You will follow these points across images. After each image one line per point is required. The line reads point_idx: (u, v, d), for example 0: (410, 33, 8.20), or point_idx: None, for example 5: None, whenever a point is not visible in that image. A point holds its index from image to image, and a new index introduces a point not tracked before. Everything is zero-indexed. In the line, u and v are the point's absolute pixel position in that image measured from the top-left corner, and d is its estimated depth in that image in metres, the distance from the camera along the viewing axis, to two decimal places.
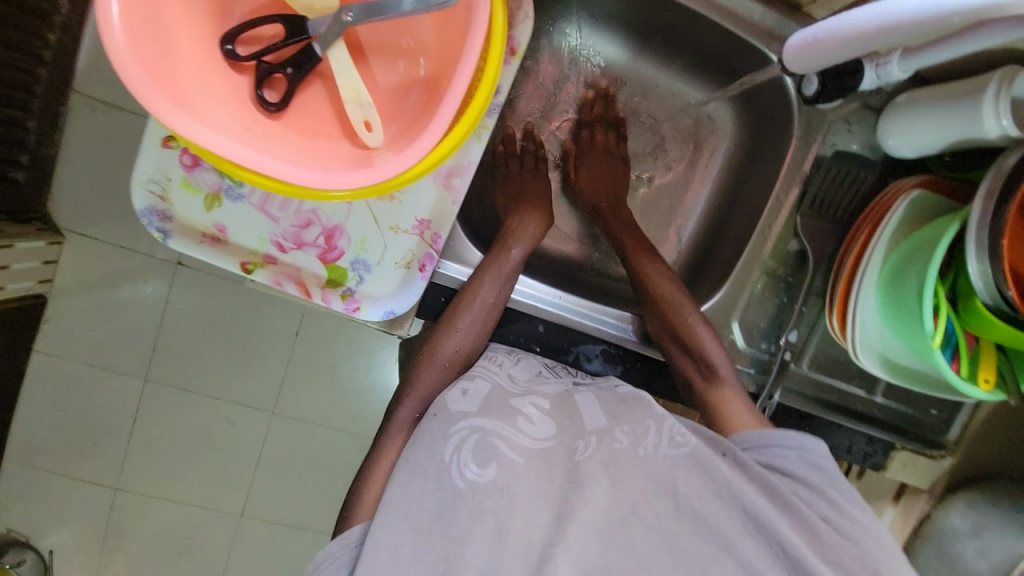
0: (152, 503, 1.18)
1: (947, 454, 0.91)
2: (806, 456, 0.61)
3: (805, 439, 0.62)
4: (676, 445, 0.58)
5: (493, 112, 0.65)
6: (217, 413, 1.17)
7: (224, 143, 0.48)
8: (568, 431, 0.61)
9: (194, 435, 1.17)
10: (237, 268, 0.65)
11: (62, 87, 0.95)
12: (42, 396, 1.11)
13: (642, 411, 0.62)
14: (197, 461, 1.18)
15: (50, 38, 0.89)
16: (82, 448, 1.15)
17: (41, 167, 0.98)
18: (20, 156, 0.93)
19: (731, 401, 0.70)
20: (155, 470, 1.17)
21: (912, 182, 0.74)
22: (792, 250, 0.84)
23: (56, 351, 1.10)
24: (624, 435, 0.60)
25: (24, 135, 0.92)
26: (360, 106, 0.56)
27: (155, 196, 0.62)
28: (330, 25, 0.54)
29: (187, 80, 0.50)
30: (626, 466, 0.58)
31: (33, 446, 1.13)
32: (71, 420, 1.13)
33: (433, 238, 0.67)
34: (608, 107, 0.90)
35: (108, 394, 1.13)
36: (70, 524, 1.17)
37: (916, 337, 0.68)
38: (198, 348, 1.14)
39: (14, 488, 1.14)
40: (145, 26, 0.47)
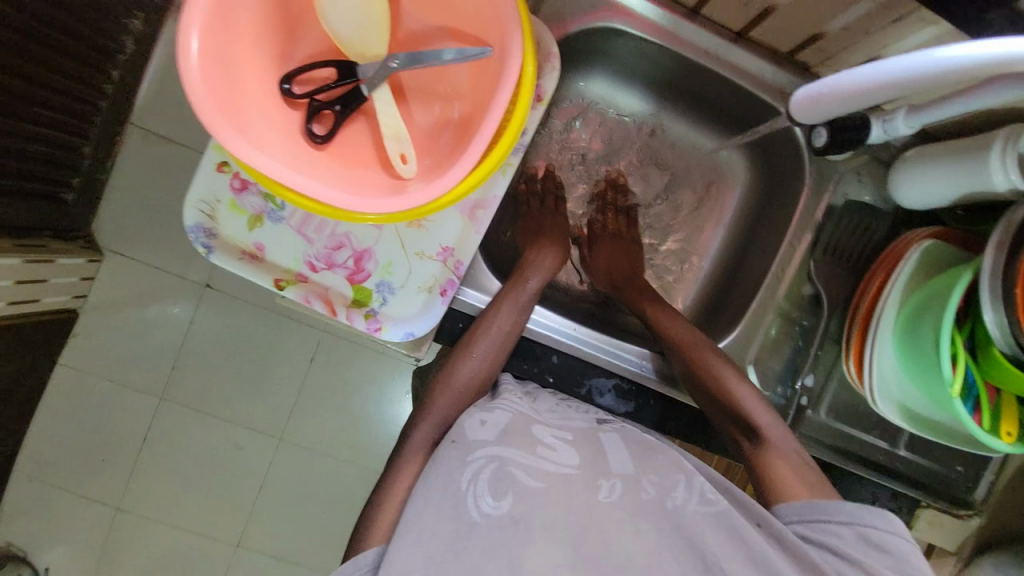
0: (154, 525, 1.18)
1: (975, 514, 0.87)
2: (864, 535, 0.56)
3: (867, 514, 0.58)
4: (707, 502, 0.59)
5: (518, 151, 0.69)
6: (227, 434, 1.18)
7: (276, 168, 0.53)
8: (592, 468, 0.60)
9: (203, 455, 1.18)
10: (271, 284, 0.69)
11: (119, 119, 1.05)
12: (61, 409, 1.14)
13: (670, 463, 0.63)
14: (203, 483, 1.18)
15: (113, 74, 0.98)
16: (93, 463, 1.16)
17: (91, 190, 1.06)
18: (73, 179, 1.01)
19: (778, 462, 0.68)
20: (161, 490, 1.18)
21: (924, 233, 0.76)
22: (807, 294, 0.85)
23: (82, 365, 1.14)
24: (650, 485, 0.60)
25: (79, 160, 1.00)
26: (398, 141, 0.61)
27: (204, 215, 0.67)
28: (377, 70, 0.60)
29: (246, 111, 0.56)
30: (652, 517, 0.57)
31: (45, 458, 1.15)
32: (86, 435, 1.16)
33: (456, 265, 0.71)
34: (619, 195, 0.96)
35: (125, 409, 1.16)
36: (70, 542, 1.17)
37: (938, 386, 0.68)
38: (217, 367, 1.17)
39: (21, 501, 1.15)
40: (218, 64, 0.54)
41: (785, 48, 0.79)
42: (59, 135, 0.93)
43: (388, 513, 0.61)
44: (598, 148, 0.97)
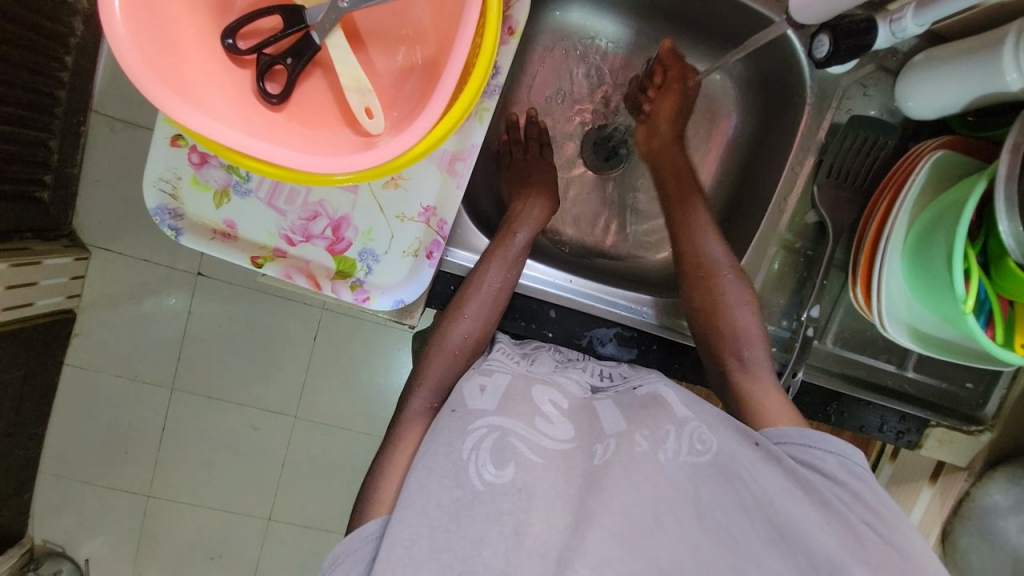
0: (183, 510, 1.21)
1: (986, 429, 0.87)
2: (848, 464, 0.59)
3: (847, 448, 0.60)
4: (696, 453, 0.58)
5: (493, 93, 0.64)
6: (241, 418, 1.19)
7: (227, 133, 0.49)
8: (587, 437, 0.60)
9: (220, 441, 1.19)
10: (247, 262, 0.65)
11: (81, 107, 0.98)
12: (73, 409, 1.15)
13: (662, 415, 0.61)
14: (224, 467, 1.20)
15: (66, 59, 0.91)
16: (113, 457, 1.17)
17: (65, 186, 1.01)
18: (44, 176, 0.96)
19: (764, 394, 0.67)
20: (184, 477, 1.20)
21: (935, 143, 0.71)
22: (811, 222, 0.81)
23: (85, 364, 1.13)
24: (643, 439, 0.58)
25: (48, 155, 0.95)
26: (360, 93, 0.55)
27: (166, 195, 0.63)
28: (327, 12, 0.54)
29: (188, 73, 0.50)
30: (647, 471, 0.57)
31: (66, 457, 1.16)
32: (103, 431, 1.16)
33: (439, 225, 0.67)
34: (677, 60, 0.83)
35: (138, 403, 1.16)
36: (104, 533, 1.20)
37: (948, 303, 0.65)
38: (220, 354, 1.16)
39: (50, 500, 1.17)
40: (147, 20, 0.48)
41: None
42: (19, 132, 0.88)
43: (393, 481, 0.61)
44: (584, 82, 0.90)
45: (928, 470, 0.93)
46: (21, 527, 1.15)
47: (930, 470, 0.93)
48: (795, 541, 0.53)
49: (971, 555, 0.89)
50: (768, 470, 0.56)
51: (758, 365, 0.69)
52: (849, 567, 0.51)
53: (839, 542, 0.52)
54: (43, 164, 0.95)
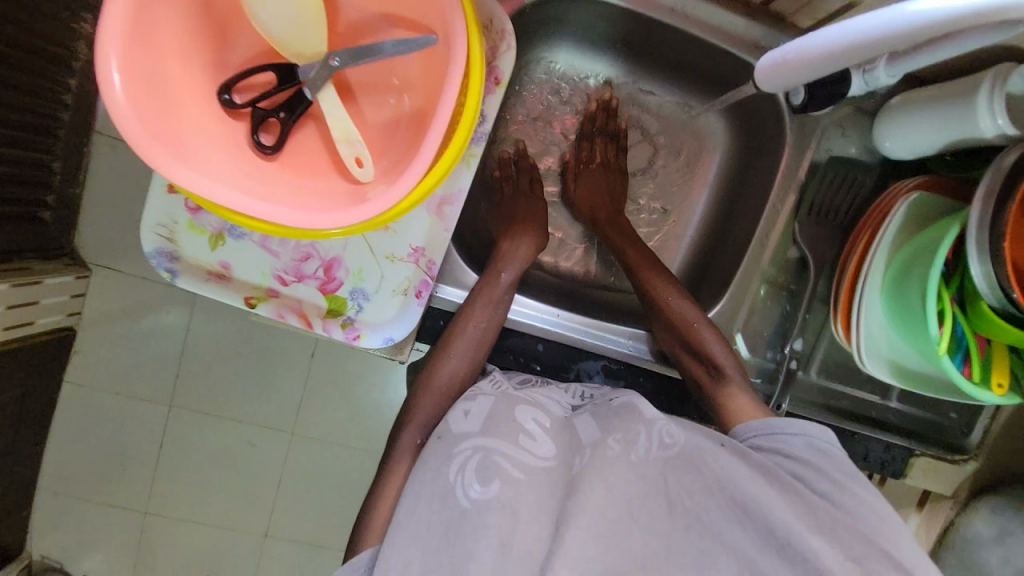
0: (180, 527, 1.21)
1: (969, 459, 0.88)
2: (811, 442, 0.61)
3: (811, 426, 0.62)
4: (665, 447, 0.59)
5: (480, 139, 0.66)
6: (238, 435, 1.20)
7: (220, 191, 0.51)
8: (568, 452, 0.61)
9: (217, 458, 1.20)
10: (241, 303, 0.67)
11: (84, 129, 1.01)
12: (73, 425, 1.16)
13: (631, 417, 0.61)
14: (220, 484, 1.21)
15: (71, 82, 0.94)
16: (111, 474, 1.18)
17: (66, 205, 1.03)
18: (45, 197, 0.98)
19: (734, 396, 0.71)
20: (181, 494, 1.20)
21: (910, 185, 0.73)
22: (792, 258, 0.83)
23: (85, 382, 1.15)
24: (615, 442, 0.60)
25: (49, 175, 0.97)
26: (350, 144, 0.58)
27: (163, 239, 0.65)
28: (318, 70, 0.57)
29: (184, 130, 0.53)
30: (619, 470, 0.58)
31: (64, 473, 1.17)
32: (102, 448, 1.17)
33: (428, 265, 0.69)
34: (609, 118, 0.90)
35: (136, 420, 1.17)
36: (102, 549, 1.21)
37: (924, 342, 0.67)
38: (216, 373, 1.18)
39: (48, 515, 1.18)
40: (145, 83, 0.50)
41: None
42: (22, 153, 0.89)
43: (382, 512, 0.63)
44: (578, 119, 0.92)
45: (914, 498, 0.96)
46: (19, 543, 1.16)
47: (916, 498, 0.96)
48: (760, 524, 0.54)
49: None
50: (734, 459, 0.58)
51: (726, 371, 0.72)
52: (808, 539, 0.52)
53: (799, 518, 0.54)
54: (46, 185, 0.97)
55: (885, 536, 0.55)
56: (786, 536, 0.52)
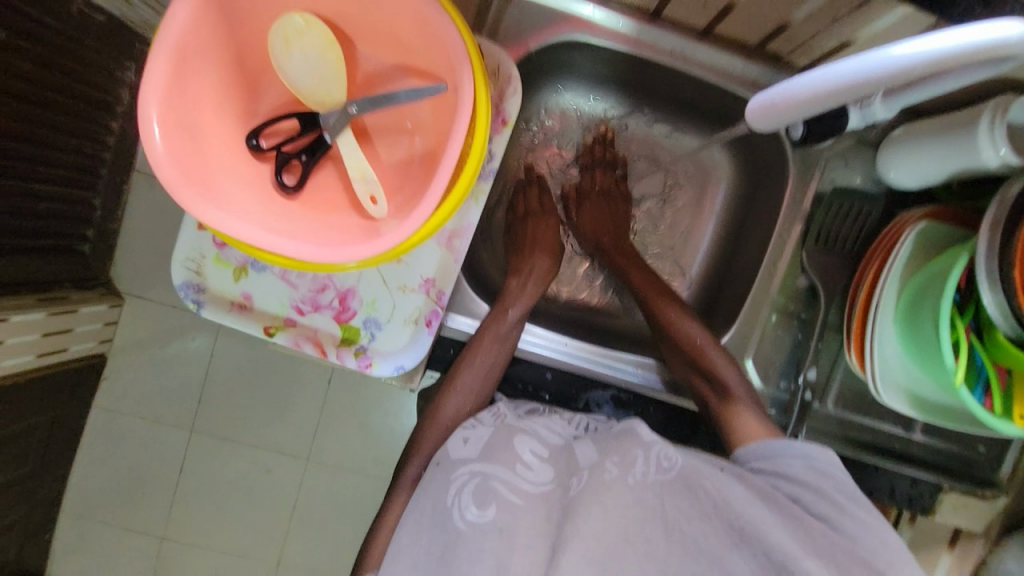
0: (195, 552, 1.22)
1: (1000, 492, 0.84)
2: (811, 463, 0.61)
3: (813, 448, 0.61)
4: (663, 472, 0.58)
5: (487, 176, 0.70)
6: (255, 460, 1.21)
7: (244, 228, 0.55)
8: (564, 475, 0.61)
9: (234, 482, 1.22)
10: (260, 332, 0.70)
11: (126, 167, 1.10)
12: (98, 449, 1.20)
13: (629, 440, 0.60)
14: (236, 509, 1.22)
15: (112, 125, 1.02)
16: (132, 497, 1.21)
17: (105, 239, 1.11)
18: (87, 231, 1.06)
19: (742, 417, 0.70)
20: (198, 519, 1.22)
21: (918, 215, 0.73)
22: (802, 287, 0.83)
23: (113, 406, 1.19)
24: (613, 466, 0.59)
25: (90, 212, 1.05)
26: (366, 183, 0.62)
27: (191, 272, 0.69)
28: (337, 117, 0.61)
29: (214, 172, 0.57)
30: (616, 494, 0.57)
31: (89, 496, 1.21)
32: (125, 471, 1.21)
33: (438, 295, 0.71)
34: (606, 149, 0.94)
35: (159, 444, 1.21)
36: (120, 573, 1.22)
37: (942, 372, 0.65)
38: (235, 398, 1.21)
39: (71, 538, 1.21)
40: (181, 132, 0.55)
41: (753, 41, 0.77)
42: (65, 192, 0.97)
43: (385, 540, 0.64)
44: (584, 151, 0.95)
45: (945, 537, 0.91)
46: (41, 565, 1.19)
47: (947, 536, 0.91)
48: (760, 547, 0.54)
49: None
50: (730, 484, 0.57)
51: (733, 391, 0.72)
52: (804, 562, 0.52)
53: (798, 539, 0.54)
54: (87, 220, 1.05)
55: (883, 558, 0.55)
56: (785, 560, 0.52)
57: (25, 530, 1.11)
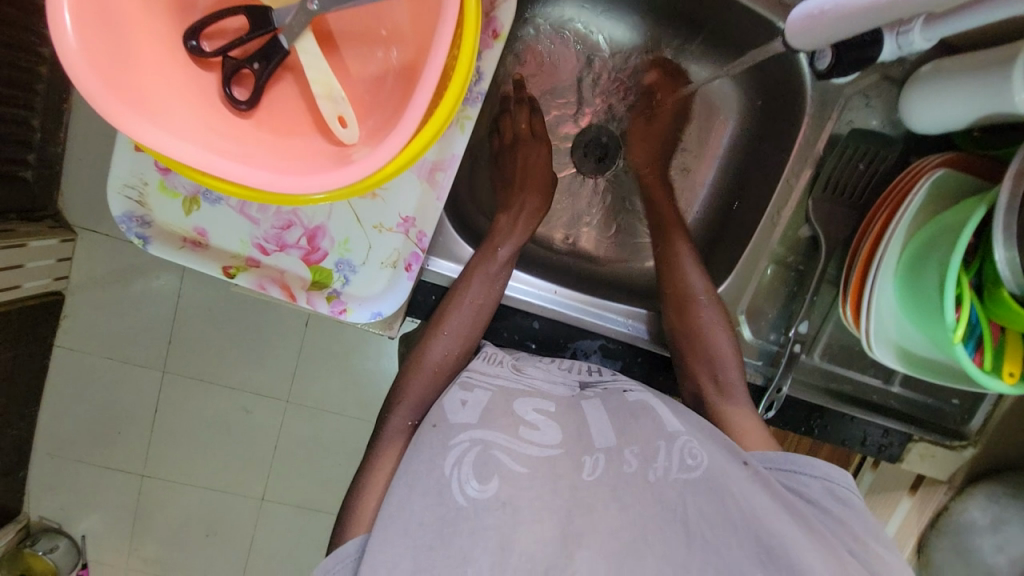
0: (177, 489, 1.20)
1: (969, 445, 0.88)
2: (829, 487, 0.60)
3: (831, 470, 0.60)
4: (687, 469, 0.57)
5: (475, 100, 0.62)
6: (234, 402, 1.17)
7: (187, 149, 0.46)
8: (575, 445, 0.60)
9: (213, 423, 1.18)
10: (219, 272, 0.63)
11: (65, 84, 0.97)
12: (66, 389, 1.14)
13: (652, 428, 0.60)
14: (217, 448, 1.19)
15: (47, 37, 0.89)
16: (108, 438, 1.17)
17: (49, 165, 0.98)
18: (26, 155, 0.94)
19: (734, 414, 0.69)
20: (178, 459, 1.19)
21: (936, 161, 0.69)
22: (804, 237, 0.79)
23: (76, 345, 1.11)
24: (632, 457, 0.59)
25: (29, 134, 0.93)
26: (333, 102, 0.52)
27: (132, 202, 0.61)
28: (295, 15, 0.51)
29: (144, 77, 0.47)
30: (636, 491, 0.57)
31: (60, 436, 1.16)
32: (96, 411, 1.15)
33: (419, 237, 0.65)
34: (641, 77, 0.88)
35: (130, 384, 1.15)
36: (100, 511, 1.20)
37: (937, 330, 0.64)
38: (209, 340, 1.14)
39: (45, 477, 1.17)
40: (100, 23, 0.45)
41: None
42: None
43: (373, 501, 0.61)
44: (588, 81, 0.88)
45: (907, 482, 0.95)
46: (17, 504, 1.16)
47: (909, 482, 0.95)
48: (762, 539, 0.53)
49: (944, 570, 0.91)
50: (749, 485, 0.56)
51: (732, 386, 0.71)
52: None
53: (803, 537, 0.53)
54: (26, 143, 0.92)
55: None
56: (785, 552, 0.52)
57: None
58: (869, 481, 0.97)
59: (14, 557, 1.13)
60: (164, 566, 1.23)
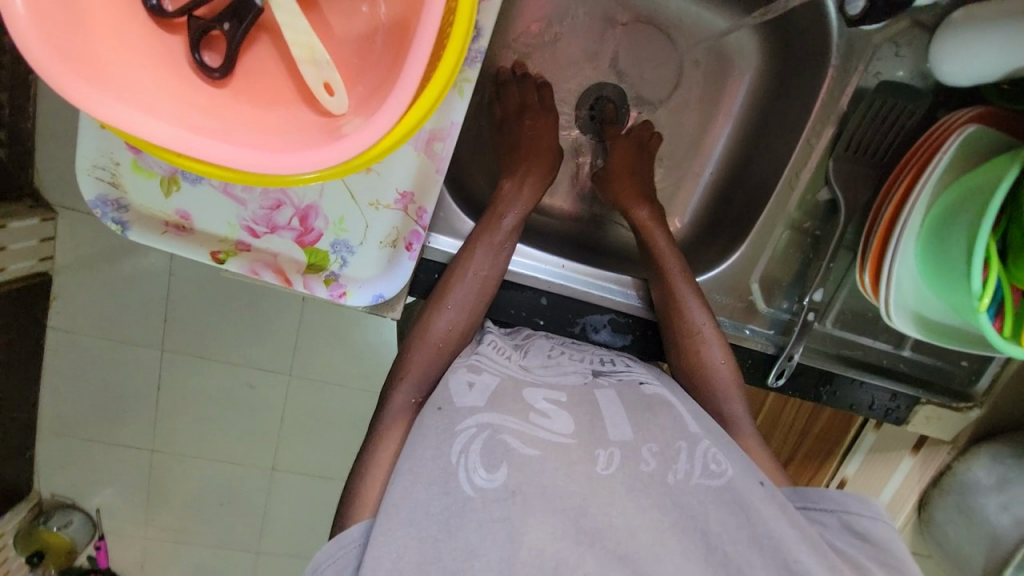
0: (187, 463, 1.21)
1: (974, 406, 0.87)
2: (847, 520, 0.58)
3: (851, 501, 0.59)
4: (710, 475, 0.58)
5: (474, 60, 0.57)
6: (237, 377, 1.15)
7: (158, 127, 0.41)
8: (588, 436, 0.59)
9: (218, 398, 1.17)
10: (207, 258, 0.59)
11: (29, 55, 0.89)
12: (64, 369, 1.11)
13: (675, 430, 0.61)
14: (224, 423, 1.18)
15: None
16: (113, 416, 1.16)
17: (22, 142, 0.92)
18: None
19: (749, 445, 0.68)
20: (186, 434, 1.19)
21: (965, 117, 0.64)
22: (822, 200, 0.76)
23: (69, 326, 1.08)
24: (650, 456, 0.59)
25: None
26: (316, 66, 0.46)
27: (106, 184, 0.56)
28: None
29: (100, 45, 0.42)
30: (653, 493, 0.56)
31: (64, 416, 1.14)
32: (97, 391, 1.14)
33: (418, 213, 0.61)
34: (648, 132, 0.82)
35: (129, 364, 1.12)
36: (112, 486, 1.21)
37: (961, 296, 0.61)
38: (209, 318, 1.11)
39: (53, 457, 1.17)
40: None
41: None
42: None
43: (375, 480, 0.60)
44: (598, 34, 0.82)
45: (911, 443, 0.97)
46: (28, 483, 1.16)
47: (913, 443, 0.97)
48: (786, 562, 0.52)
49: (946, 526, 0.93)
50: (773, 505, 0.56)
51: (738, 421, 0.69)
52: None
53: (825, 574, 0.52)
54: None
55: None
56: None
57: (1, 452, 1.05)
58: (870, 442, 0.98)
59: (30, 534, 1.14)
60: (181, 535, 1.26)
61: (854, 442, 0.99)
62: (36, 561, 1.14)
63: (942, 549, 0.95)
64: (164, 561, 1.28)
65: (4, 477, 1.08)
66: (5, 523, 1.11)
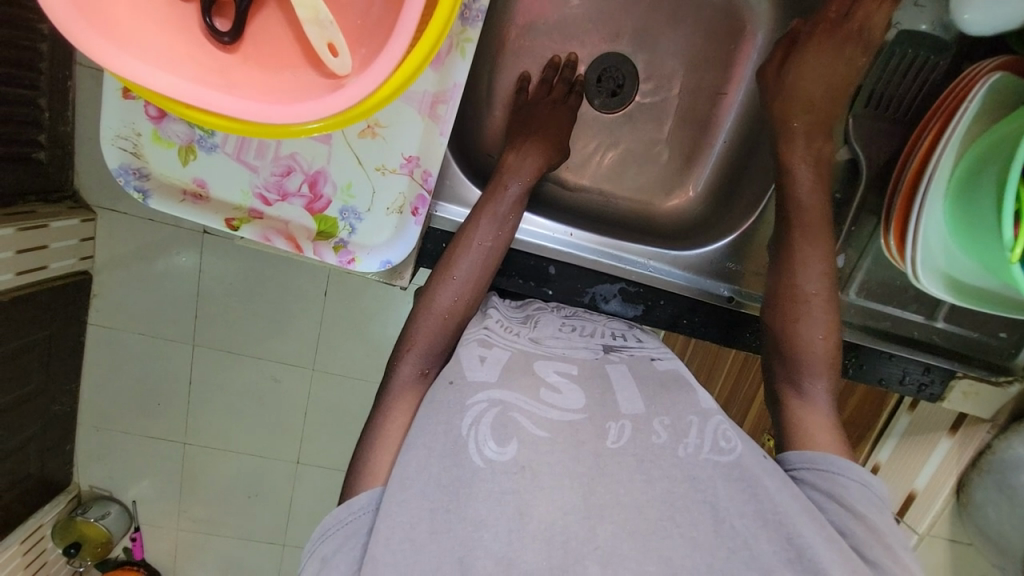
0: (217, 455, 1.24)
1: (1015, 381, 0.82)
2: (869, 493, 0.54)
3: (871, 477, 0.55)
4: (720, 451, 0.56)
5: (475, 20, 0.59)
6: (262, 371, 1.18)
7: (165, 80, 0.43)
8: (598, 410, 0.58)
9: (244, 392, 1.20)
10: (222, 225, 0.61)
11: (66, 62, 0.94)
12: (100, 366, 1.16)
13: (686, 405, 0.60)
14: (250, 415, 1.22)
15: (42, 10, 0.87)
16: (145, 409, 1.20)
17: (61, 144, 0.97)
18: (38, 136, 0.93)
19: (813, 421, 0.61)
20: (215, 428, 1.22)
21: (992, 65, 0.61)
22: (843, 161, 0.75)
23: (109, 323, 1.13)
24: (662, 428, 0.57)
25: (37, 113, 0.92)
26: (320, 26, 0.46)
27: (128, 153, 0.59)
28: None
29: (114, 4, 0.44)
30: (663, 465, 0.55)
31: (100, 410, 1.19)
32: (132, 386, 1.18)
33: (424, 177, 0.62)
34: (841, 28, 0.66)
35: (161, 359, 1.17)
36: (146, 478, 1.25)
37: (995, 252, 0.57)
38: (235, 312, 1.14)
39: (91, 449, 1.22)
40: None
41: None
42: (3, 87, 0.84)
43: (387, 455, 0.59)
44: (608, 13, 0.82)
45: (947, 423, 0.91)
46: (67, 475, 1.22)
47: (950, 422, 0.91)
48: (788, 534, 0.51)
49: (986, 508, 0.88)
50: (777, 478, 0.54)
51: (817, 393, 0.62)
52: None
53: (821, 538, 0.50)
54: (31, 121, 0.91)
55: None
56: (807, 549, 0.49)
57: (42, 444, 1.11)
58: (903, 426, 0.96)
59: (66, 526, 1.19)
60: (211, 527, 1.29)
61: (885, 428, 0.98)
62: (72, 552, 1.18)
63: (985, 536, 0.90)
64: (196, 553, 1.32)
65: (46, 468, 1.14)
66: (45, 513, 1.17)
